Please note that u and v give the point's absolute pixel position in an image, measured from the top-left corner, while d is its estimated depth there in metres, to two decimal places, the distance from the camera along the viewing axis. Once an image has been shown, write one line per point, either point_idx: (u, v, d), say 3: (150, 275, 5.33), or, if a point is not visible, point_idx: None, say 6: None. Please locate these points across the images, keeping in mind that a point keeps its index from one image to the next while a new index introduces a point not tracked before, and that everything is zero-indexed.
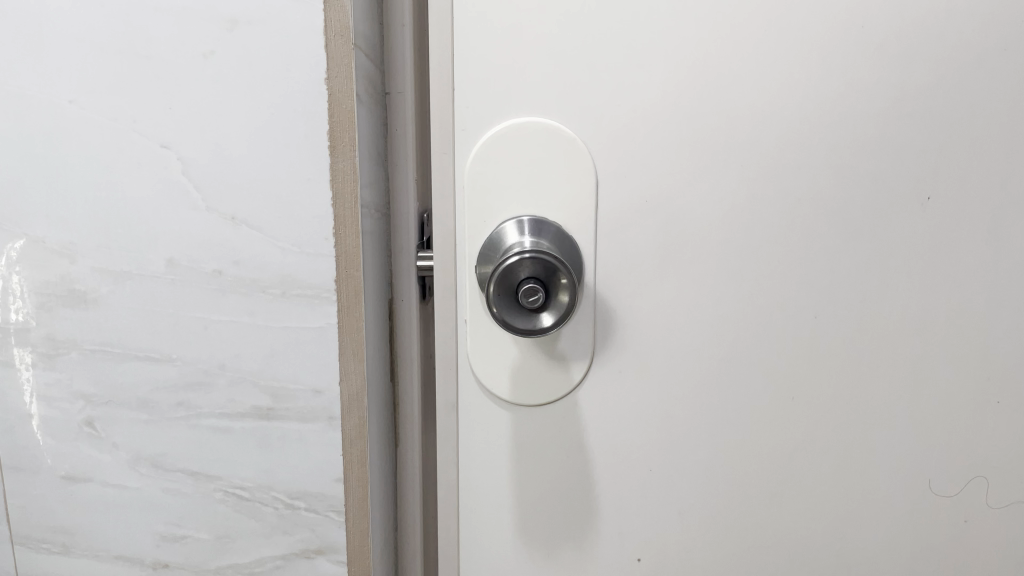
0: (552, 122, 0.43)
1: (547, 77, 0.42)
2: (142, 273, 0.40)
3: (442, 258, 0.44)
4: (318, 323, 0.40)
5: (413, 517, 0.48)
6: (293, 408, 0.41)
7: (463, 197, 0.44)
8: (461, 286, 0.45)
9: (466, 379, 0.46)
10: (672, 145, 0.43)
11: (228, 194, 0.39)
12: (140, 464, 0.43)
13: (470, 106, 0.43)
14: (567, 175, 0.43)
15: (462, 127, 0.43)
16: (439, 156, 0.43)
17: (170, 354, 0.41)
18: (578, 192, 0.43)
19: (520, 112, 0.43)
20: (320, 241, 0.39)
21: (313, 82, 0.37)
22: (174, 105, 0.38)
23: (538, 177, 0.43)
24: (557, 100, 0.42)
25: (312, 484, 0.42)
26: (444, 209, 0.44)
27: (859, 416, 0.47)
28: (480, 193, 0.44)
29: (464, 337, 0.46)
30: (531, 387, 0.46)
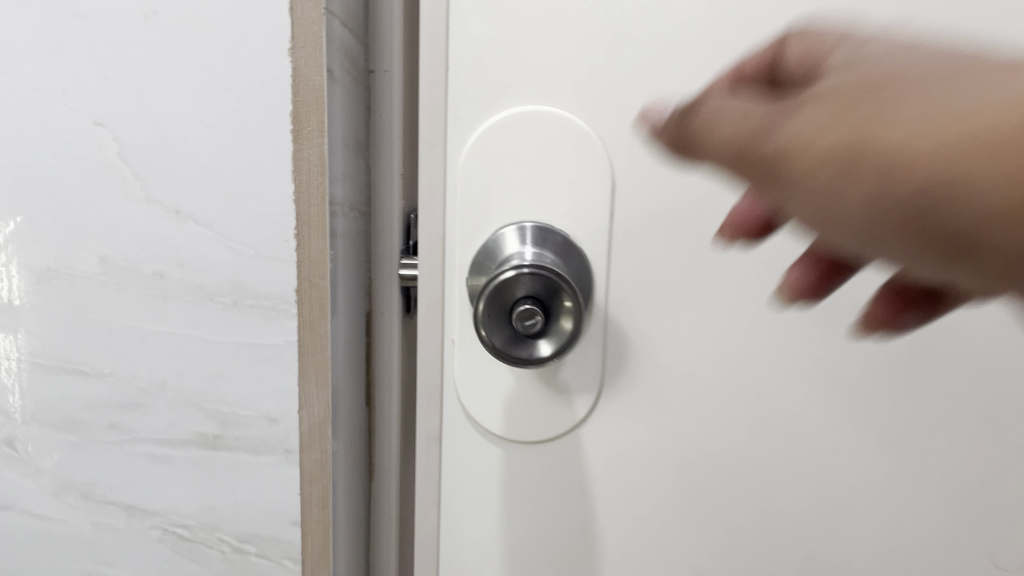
0: (563, 112, 0.35)
1: (559, 58, 0.35)
2: (72, 272, 0.34)
3: (428, 267, 0.38)
4: (275, 340, 0.34)
5: (389, 559, 0.42)
6: (243, 437, 0.35)
7: (455, 197, 0.37)
8: (450, 301, 0.38)
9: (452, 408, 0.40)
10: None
11: (172, 184, 0.33)
12: (66, 493, 0.37)
13: (465, 89, 0.36)
14: (579, 175, 0.36)
15: (456, 114, 0.36)
16: (429, 147, 0.37)
17: (102, 368, 0.35)
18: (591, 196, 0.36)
19: (526, 97, 0.36)
20: (280, 244, 0.33)
21: (273, 54, 0.31)
22: (110, 75, 0.32)
23: (543, 176, 0.36)
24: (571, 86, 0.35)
25: (265, 527, 0.36)
26: (433, 209, 0.37)
27: (925, 481, 0.38)
28: (476, 194, 0.37)
29: (451, 359, 0.39)
30: (527, 421, 0.39)
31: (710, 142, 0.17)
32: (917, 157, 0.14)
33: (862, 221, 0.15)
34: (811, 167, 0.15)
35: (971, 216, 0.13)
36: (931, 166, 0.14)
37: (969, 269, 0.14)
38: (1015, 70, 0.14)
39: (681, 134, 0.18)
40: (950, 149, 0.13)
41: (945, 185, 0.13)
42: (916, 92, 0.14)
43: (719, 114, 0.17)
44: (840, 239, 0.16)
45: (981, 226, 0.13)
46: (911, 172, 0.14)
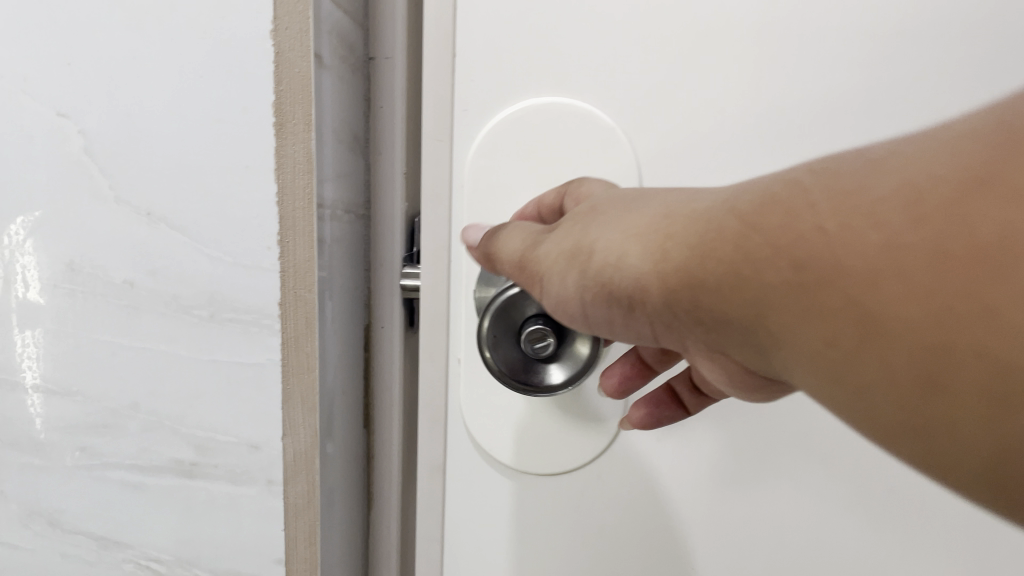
0: (584, 105, 0.31)
1: (580, 44, 0.31)
2: (36, 278, 0.31)
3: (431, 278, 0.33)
4: (257, 358, 0.30)
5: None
6: (223, 465, 0.32)
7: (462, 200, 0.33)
8: (455, 316, 0.34)
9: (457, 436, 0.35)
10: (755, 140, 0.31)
11: (143, 182, 0.29)
12: (33, 521, 0.34)
13: (475, 78, 0.32)
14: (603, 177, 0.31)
15: (464, 106, 0.32)
16: (433, 143, 0.32)
17: (70, 385, 0.32)
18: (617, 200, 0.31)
19: (543, 88, 0.31)
20: (262, 251, 0.29)
21: (254, 36, 0.27)
22: (74, 60, 0.29)
23: (561, 177, 0.32)
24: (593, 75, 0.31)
25: (247, 564, 0.33)
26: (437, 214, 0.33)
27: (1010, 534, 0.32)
28: (485, 197, 0.32)
29: (456, 382, 0.35)
30: (543, 455, 0.34)
31: (540, 264, 0.22)
32: (668, 248, 0.18)
33: (650, 313, 0.18)
34: (605, 264, 0.19)
35: (636, 275, 0.18)
36: (605, 246, 0.19)
37: (720, 329, 0.17)
38: (697, 192, 0.19)
39: (521, 261, 0.23)
40: (620, 234, 0.19)
41: (694, 266, 0.17)
42: (668, 205, 0.19)
43: (541, 248, 0.22)
44: (576, 323, 0.22)
45: (639, 283, 0.18)
46: (666, 258, 0.17)
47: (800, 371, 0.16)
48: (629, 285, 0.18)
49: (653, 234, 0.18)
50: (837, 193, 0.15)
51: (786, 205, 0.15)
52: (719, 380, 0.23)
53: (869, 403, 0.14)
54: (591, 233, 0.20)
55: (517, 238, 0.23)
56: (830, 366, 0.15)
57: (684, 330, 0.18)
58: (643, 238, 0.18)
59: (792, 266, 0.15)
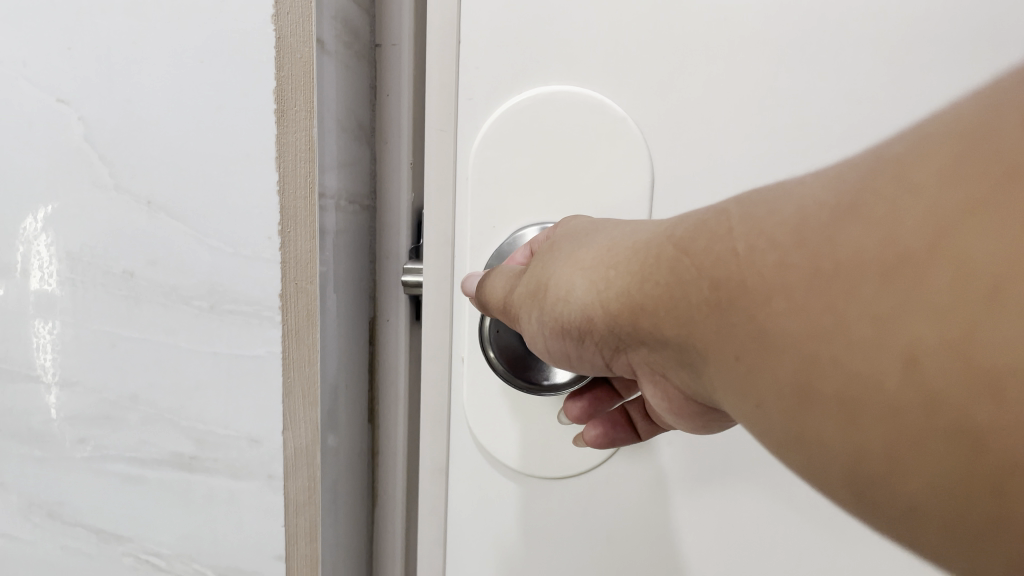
0: (593, 95, 0.29)
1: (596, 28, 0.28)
2: (36, 267, 0.30)
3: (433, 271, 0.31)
4: (257, 350, 0.30)
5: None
6: (222, 459, 0.31)
7: (466, 193, 0.31)
8: (459, 312, 0.32)
9: (461, 442, 0.33)
10: (782, 133, 0.28)
11: (143, 170, 0.29)
12: (33, 512, 0.33)
13: (480, 65, 0.29)
14: (613, 170, 0.29)
15: (468, 95, 0.30)
16: (436, 133, 0.30)
17: (70, 376, 0.31)
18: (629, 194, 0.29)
19: (552, 77, 0.29)
20: (262, 241, 0.29)
21: (255, 21, 0.27)
22: (75, 45, 0.28)
23: (568, 170, 0.30)
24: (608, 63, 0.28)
25: (246, 560, 0.32)
26: (440, 209, 0.31)
27: None
28: (489, 190, 0.30)
29: (460, 383, 0.33)
30: (553, 461, 0.32)
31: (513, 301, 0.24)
32: (610, 280, 0.20)
33: (599, 335, 0.21)
34: (558, 298, 0.22)
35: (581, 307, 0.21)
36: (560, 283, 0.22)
37: (659, 348, 0.19)
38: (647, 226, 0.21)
39: (504, 307, 0.25)
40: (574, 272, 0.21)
41: (627, 297, 0.19)
42: (614, 240, 0.21)
43: (515, 291, 0.24)
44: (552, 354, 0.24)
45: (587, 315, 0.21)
46: (608, 287, 0.20)
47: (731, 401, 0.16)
48: (576, 315, 0.21)
49: (599, 268, 0.20)
50: (738, 222, 0.16)
51: (703, 234, 0.17)
52: (665, 416, 0.23)
53: (755, 410, 0.15)
54: (550, 270, 0.22)
55: (502, 282, 0.25)
56: (731, 378, 0.16)
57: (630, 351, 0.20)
58: (588, 272, 0.21)
59: (708, 285, 0.16)
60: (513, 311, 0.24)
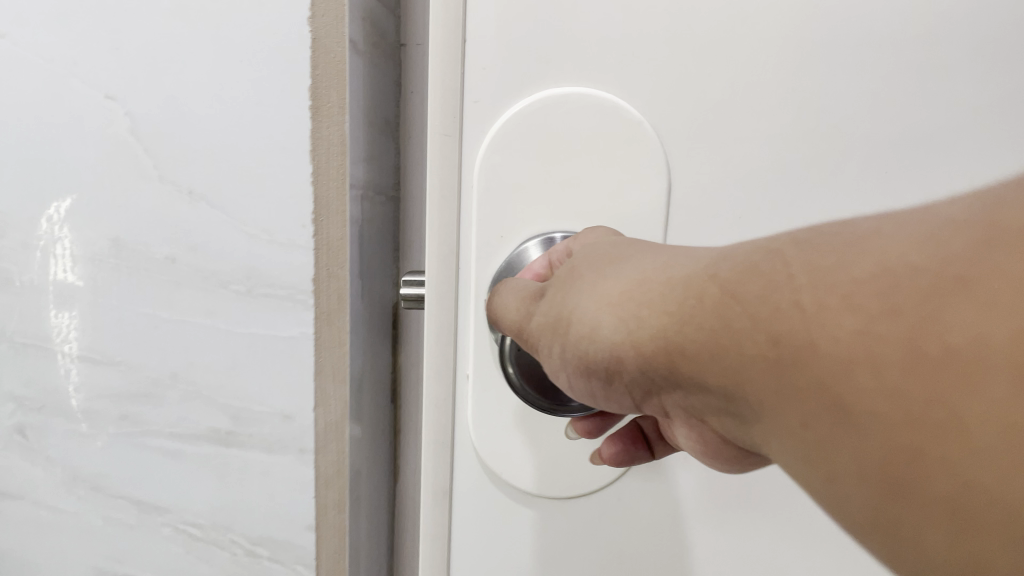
0: (608, 95, 0.24)
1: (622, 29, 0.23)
2: (82, 254, 0.32)
3: (437, 284, 0.26)
4: (291, 332, 0.32)
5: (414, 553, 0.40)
6: (256, 434, 0.33)
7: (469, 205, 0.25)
8: (464, 333, 0.26)
9: (465, 489, 0.27)
10: (833, 146, 0.23)
11: (185, 162, 0.31)
12: (77, 485, 0.35)
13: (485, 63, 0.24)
14: (640, 181, 0.24)
15: (473, 96, 0.24)
16: (438, 138, 0.24)
17: (114, 355, 0.33)
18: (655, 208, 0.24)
19: (566, 74, 0.24)
20: (297, 229, 0.31)
21: (292, 24, 0.29)
22: (122, 45, 0.30)
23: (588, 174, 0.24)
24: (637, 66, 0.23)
25: (278, 530, 0.34)
26: (443, 216, 0.25)
27: None
28: (496, 198, 0.25)
29: (466, 418, 0.27)
30: (571, 489, 0.27)
31: (530, 332, 0.21)
32: (644, 317, 0.16)
33: (634, 382, 0.17)
34: (581, 336, 0.17)
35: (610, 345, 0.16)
36: (581, 313, 0.18)
37: (707, 400, 0.15)
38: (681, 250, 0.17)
39: (519, 332, 0.21)
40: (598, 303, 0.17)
41: (670, 337, 0.15)
42: (649, 271, 0.17)
43: (531, 318, 0.20)
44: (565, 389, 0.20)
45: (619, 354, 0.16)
46: (644, 330, 0.16)
47: (808, 477, 0.13)
48: (605, 357, 0.17)
49: (629, 306, 0.16)
50: (803, 263, 0.13)
51: (757, 277, 0.14)
52: (704, 457, 0.21)
53: (843, 491, 0.13)
54: (573, 299, 0.18)
55: (510, 301, 0.22)
56: (802, 444, 0.13)
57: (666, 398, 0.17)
58: (618, 307, 0.16)
59: (768, 339, 0.13)
60: (530, 345, 0.21)
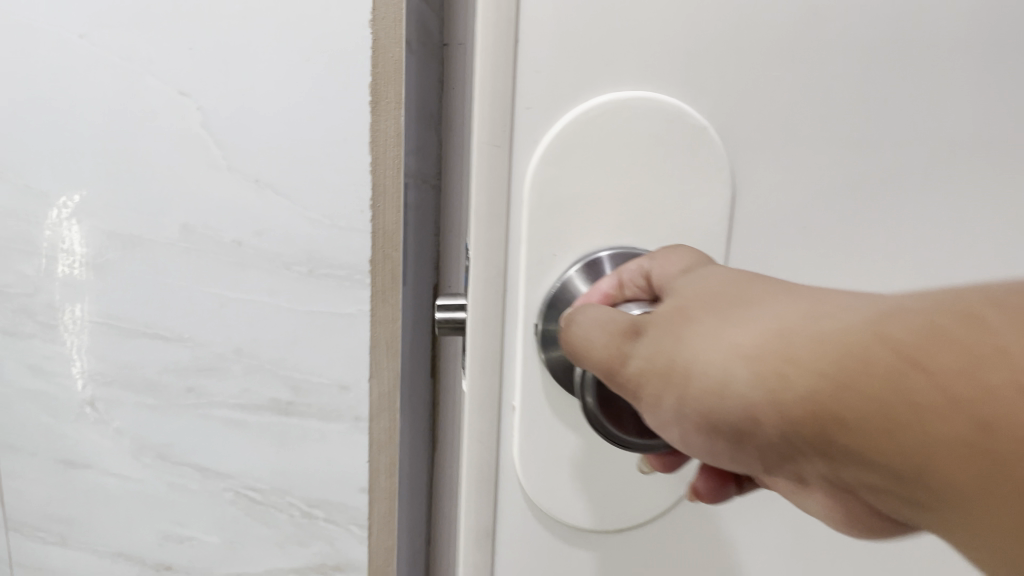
0: (671, 100, 0.22)
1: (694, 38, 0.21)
2: (154, 239, 0.35)
3: (481, 306, 0.24)
4: (349, 309, 0.35)
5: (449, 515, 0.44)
6: (315, 404, 0.36)
7: (518, 220, 0.23)
8: (510, 357, 0.24)
9: (510, 506, 0.25)
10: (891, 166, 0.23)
11: (253, 153, 0.33)
12: (144, 454, 0.38)
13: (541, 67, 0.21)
14: (696, 195, 0.23)
15: (524, 103, 0.22)
16: (485, 150, 0.22)
17: (182, 333, 0.36)
18: (714, 225, 0.23)
19: (624, 78, 0.22)
20: (356, 214, 0.34)
21: (355, 27, 0.32)
22: (196, 45, 0.33)
23: (646, 192, 0.23)
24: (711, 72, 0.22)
25: (334, 493, 0.37)
26: (489, 235, 0.23)
27: None
28: (547, 214, 0.23)
29: (509, 445, 0.25)
30: (621, 510, 0.25)
31: (637, 373, 0.18)
32: (789, 377, 0.15)
33: (765, 442, 0.16)
34: (706, 389, 0.16)
35: (751, 402, 0.15)
36: (708, 365, 0.16)
37: (864, 469, 0.14)
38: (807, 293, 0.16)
39: (609, 375, 0.19)
40: (728, 353, 0.16)
41: (828, 401, 0.14)
42: (758, 307, 0.17)
43: (627, 360, 0.19)
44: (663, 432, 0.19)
45: (762, 412, 0.15)
46: (787, 389, 0.15)
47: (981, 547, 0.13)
48: (739, 415, 0.16)
49: (767, 360, 0.15)
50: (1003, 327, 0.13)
51: (946, 343, 0.13)
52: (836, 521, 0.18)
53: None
54: (687, 346, 0.17)
55: (597, 335, 0.19)
56: (992, 518, 0.13)
57: (802, 462, 0.15)
58: (753, 362, 0.15)
59: (967, 416, 0.13)
60: (639, 389, 0.18)
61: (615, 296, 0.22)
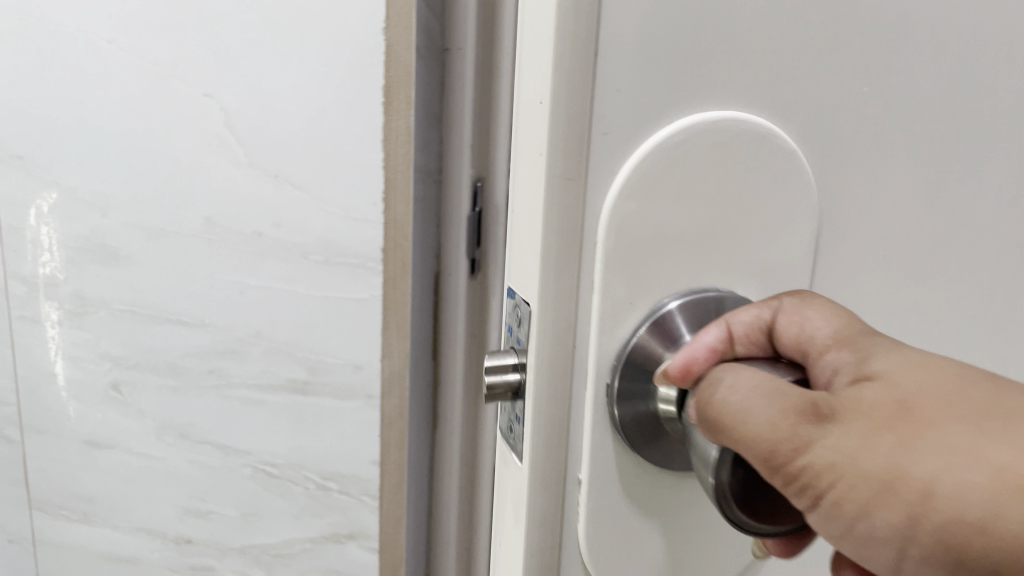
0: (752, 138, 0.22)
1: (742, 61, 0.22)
2: (177, 231, 0.38)
3: (552, 372, 0.22)
4: (362, 294, 0.37)
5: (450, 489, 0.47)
6: (329, 383, 0.39)
7: (594, 275, 0.21)
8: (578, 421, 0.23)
9: None
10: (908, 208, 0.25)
11: (272, 150, 0.36)
12: (166, 433, 0.40)
13: (622, 91, 0.21)
14: (762, 236, 0.23)
15: (603, 127, 0.21)
16: (559, 184, 0.21)
17: (203, 318, 0.39)
18: (756, 264, 0.23)
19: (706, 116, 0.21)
20: (369, 206, 0.36)
21: (370, 34, 0.34)
22: (218, 50, 0.35)
23: (722, 236, 0.22)
24: (751, 92, 0.22)
25: (346, 466, 0.40)
26: (563, 292, 0.21)
27: None
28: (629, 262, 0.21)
29: (576, 515, 0.23)
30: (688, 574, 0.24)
31: (834, 488, 0.17)
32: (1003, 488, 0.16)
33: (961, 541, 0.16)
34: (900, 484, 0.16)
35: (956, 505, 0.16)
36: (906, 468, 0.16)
37: None
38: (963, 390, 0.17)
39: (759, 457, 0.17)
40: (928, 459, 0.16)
41: None
42: (986, 438, 0.17)
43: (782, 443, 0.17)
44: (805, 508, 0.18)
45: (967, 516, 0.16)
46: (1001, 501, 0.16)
47: None
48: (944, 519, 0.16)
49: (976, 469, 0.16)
50: None
51: None
52: None
53: None
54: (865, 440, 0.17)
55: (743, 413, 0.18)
56: None
57: None
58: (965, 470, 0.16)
59: None
60: (800, 467, 0.17)
61: (723, 349, 0.21)
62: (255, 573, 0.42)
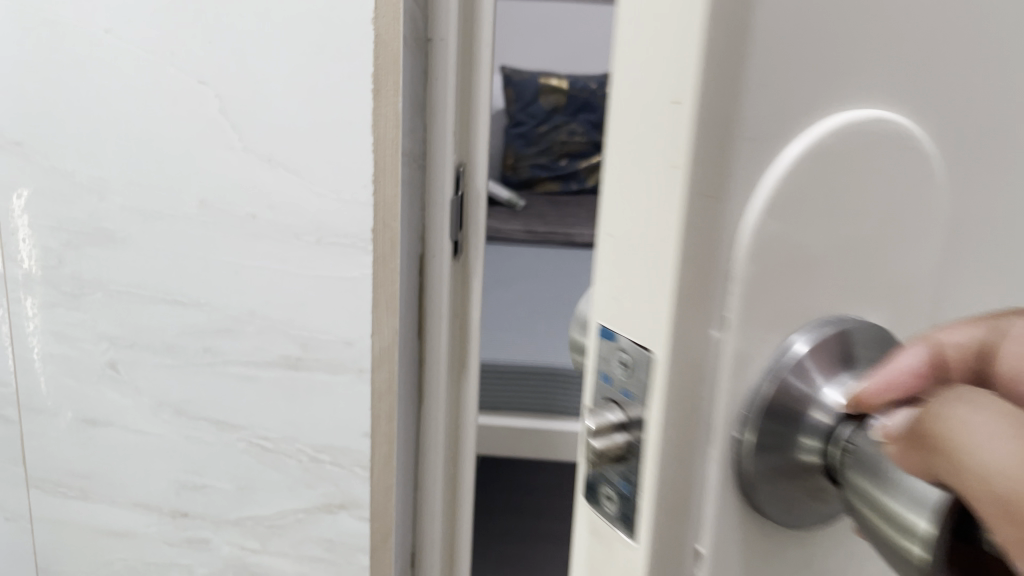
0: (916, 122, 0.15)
1: (919, 23, 0.14)
2: (173, 214, 0.39)
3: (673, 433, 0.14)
4: (353, 273, 0.39)
5: (435, 460, 0.49)
6: (322, 358, 0.41)
7: (718, 309, 0.13)
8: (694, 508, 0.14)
9: None
10: None
11: (266, 135, 0.38)
12: (162, 410, 0.42)
13: (789, 64, 0.13)
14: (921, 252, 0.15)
15: (747, 128, 0.13)
16: (697, 202, 0.13)
17: (198, 298, 0.40)
18: (923, 284, 0.16)
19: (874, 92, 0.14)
20: (359, 188, 0.38)
21: (359, 24, 0.36)
22: (213, 39, 0.37)
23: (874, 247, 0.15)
24: (912, 64, 0.14)
25: (338, 438, 0.42)
26: (682, 334, 0.13)
27: None
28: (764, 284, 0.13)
29: None
30: None
31: None
32: None
33: None
34: None
35: None
36: None
37: None
38: None
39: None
40: None
41: None
42: None
43: None
44: None
45: None
46: None
47: None
48: None
49: None
50: None
51: None
52: None
53: None
54: None
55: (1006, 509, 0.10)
56: None
57: None
58: None
59: None
60: None
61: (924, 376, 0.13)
62: (250, 544, 0.44)
